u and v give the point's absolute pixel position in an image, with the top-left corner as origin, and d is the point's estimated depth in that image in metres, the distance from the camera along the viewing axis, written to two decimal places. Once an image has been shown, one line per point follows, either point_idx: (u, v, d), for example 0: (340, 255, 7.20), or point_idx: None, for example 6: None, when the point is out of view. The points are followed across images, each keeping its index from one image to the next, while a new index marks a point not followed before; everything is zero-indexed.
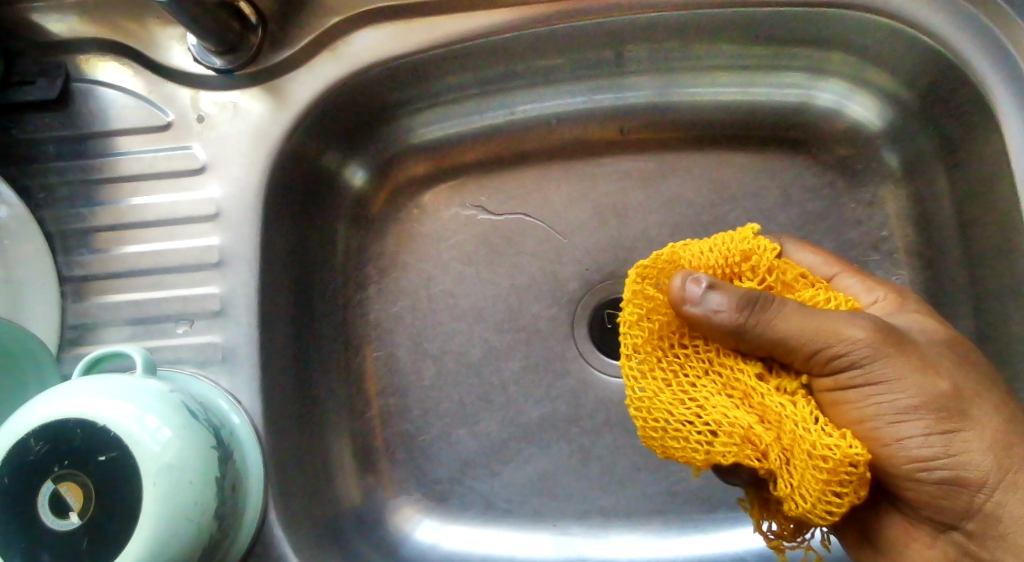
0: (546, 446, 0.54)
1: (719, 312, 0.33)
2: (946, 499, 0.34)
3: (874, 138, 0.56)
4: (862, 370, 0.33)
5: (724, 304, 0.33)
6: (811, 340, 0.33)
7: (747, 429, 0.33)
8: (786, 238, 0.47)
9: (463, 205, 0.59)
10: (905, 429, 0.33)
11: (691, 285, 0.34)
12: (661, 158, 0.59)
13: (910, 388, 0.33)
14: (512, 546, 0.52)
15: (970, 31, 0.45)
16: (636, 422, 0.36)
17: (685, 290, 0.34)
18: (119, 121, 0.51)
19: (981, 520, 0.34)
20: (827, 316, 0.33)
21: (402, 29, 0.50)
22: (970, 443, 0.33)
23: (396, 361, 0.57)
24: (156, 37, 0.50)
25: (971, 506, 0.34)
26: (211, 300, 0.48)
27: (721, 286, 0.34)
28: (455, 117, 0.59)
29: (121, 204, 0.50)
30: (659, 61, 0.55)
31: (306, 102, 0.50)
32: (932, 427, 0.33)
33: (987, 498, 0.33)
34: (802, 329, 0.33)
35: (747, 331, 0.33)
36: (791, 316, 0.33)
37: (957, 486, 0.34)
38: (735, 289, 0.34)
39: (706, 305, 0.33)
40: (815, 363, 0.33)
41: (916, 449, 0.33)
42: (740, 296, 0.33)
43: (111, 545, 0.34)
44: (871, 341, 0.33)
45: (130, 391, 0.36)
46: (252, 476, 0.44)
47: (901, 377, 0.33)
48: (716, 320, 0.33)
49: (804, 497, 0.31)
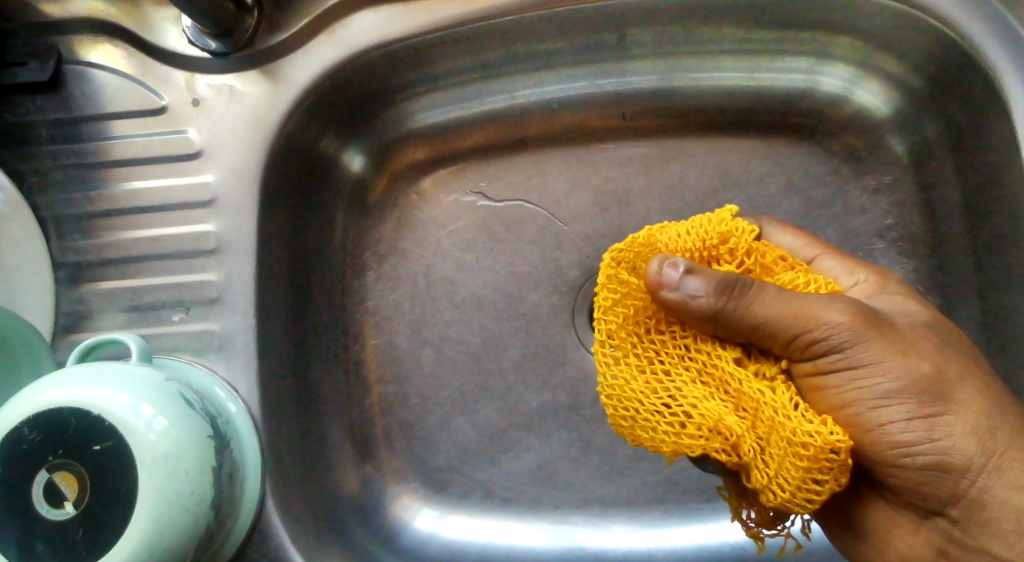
0: (546, 435, 0.53)
1: (697, 297, 0.32)
2: (931, 485, 0.34)
3: (880, 124, 0.55)
4: (844, 355, 0.33)
5: (702, 289, 0.32)
6: (793, 324, 0.32)
7: (722, 419, 0.32)
8: (765, 218, 0.47)
9: (463, 191, 0.59)
10: (887, 413, 0.32)
11: (668, 269, 0.33)
12: (663, 144, 0.58)
13: (891, 371, 0.33)
14: (511, 536, 0.52)
15: (982, 15, 0.44)
16: (609, 410, 0.36)
17: (662, 274, 0.33)
18: (113, 104, 0.50)
19: (966, 505, 0.34)
20: (806, 301, 0.33)
21: (401, 11, 0.49)
22: (952, 428, 0.33)
23: (394, 349, 0.56)
24: (150, 18, 0.49)
25: (955, 491, 0.34)
26: (207, 287, 0.48)
27: (698, 271, 0.33)
28: (453, 100, 0.58)
29: (117, 190, 0.49)
30: (663, 45, 0.54)
31: (301, 85, 0.49)
32: (914, 412, 0.33)
33: (972, 482, 0.33)
34: (781, 314, 0.32)
35: (726, 316, 0.32)
36: (770, 299, 0.32)
37: (942, 471, 0.33)
38: (714, 274, 0.33)
39: (684, 290, 0.33)
40: (796, 349, 0.33)
41: (899, 435, 0.32)
42: (719, 279, 0.33)
43: (105, 536, 0.33)
44: (851, 325, 0.33)
45: (125, 378, 0.35)
46: (248, 466, 0.44)
47: (884, 361, 0.33)
48: (694, 305, 0.32)
49: (782, 486, 0.31)
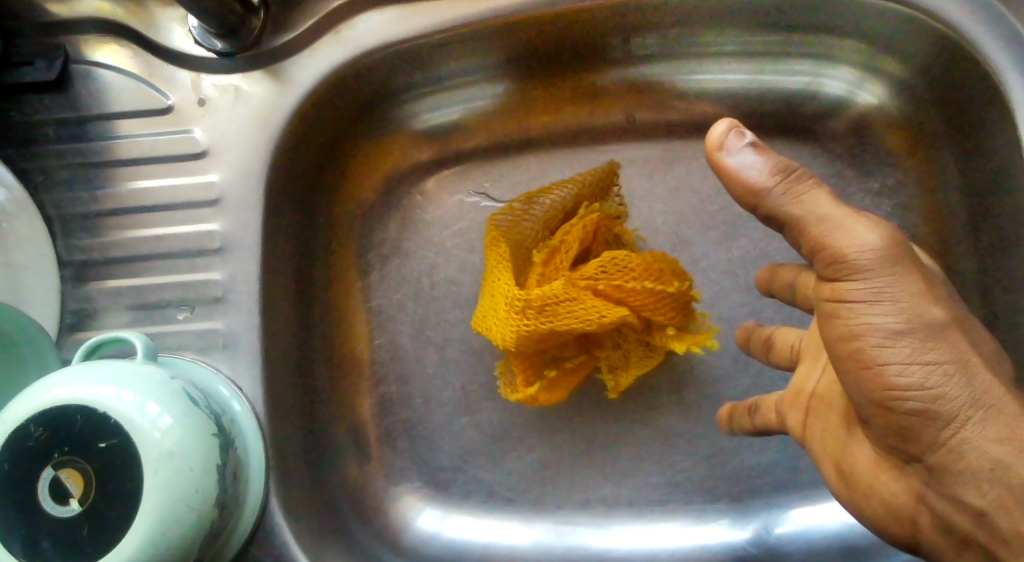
0: (549, 436, 0.54)
1: (750, 169, 0.33)
2: (911, 431, 0.30)
3: (883, 127, 0.56)
4: (858, 279, 0.30)
5: (758, 163, 0.33)
6: (819, 223, 0.31)
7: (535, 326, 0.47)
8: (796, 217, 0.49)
9: (466, 192, 0.59)
10: (889, 352, 0.29)
11: (733, 137, 0.34)
12: (667, 145, 0.59)
13: (903, 307, 0.29)
14: (515, 536, 0.52)
15: (985, 18, 0.44)
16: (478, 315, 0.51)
17: (724, 138, 0.34)
18: (118, 104, 0.50)
19: (943, 456, 0.29)
20: (850, 215, 0.31)
21: (407, 12, 0.49)
22: (952, 377, 0.28)
23: (399, 351, 0.56)
24: (157, 18, 0.49)
25: (935, 441, 0.29)
26: (212, 287, 0.48)
27: (762, 148, 0.34)
28: (458, 102, 0.58)
29: (122, 189, 0.50)
30: (668, 48, 0.55)
31: (308, 85, 0.49)
32: (917, 353, 0.29)
33: (955, 434, 0.28)
34: (817, 214, 0.31)
35: (764, 196, 0.33)
36: (818, 198, 0.32)
37: (926, 418, 0.29)
38: (778, 157, 0.34)
39: (739, 159, 0.34)
40: (819, 257, 0.32)
41: (894, 374, 0.29)
42: (780, 162, 0.33)
43: (111, 534, 0.33)
44: (880, 251, 0.30)
45: (131, 376, 0.35)
46: (253, 465, 0.44)
47: (898, 294, 0.29)
48: (745, 176, 0.33)
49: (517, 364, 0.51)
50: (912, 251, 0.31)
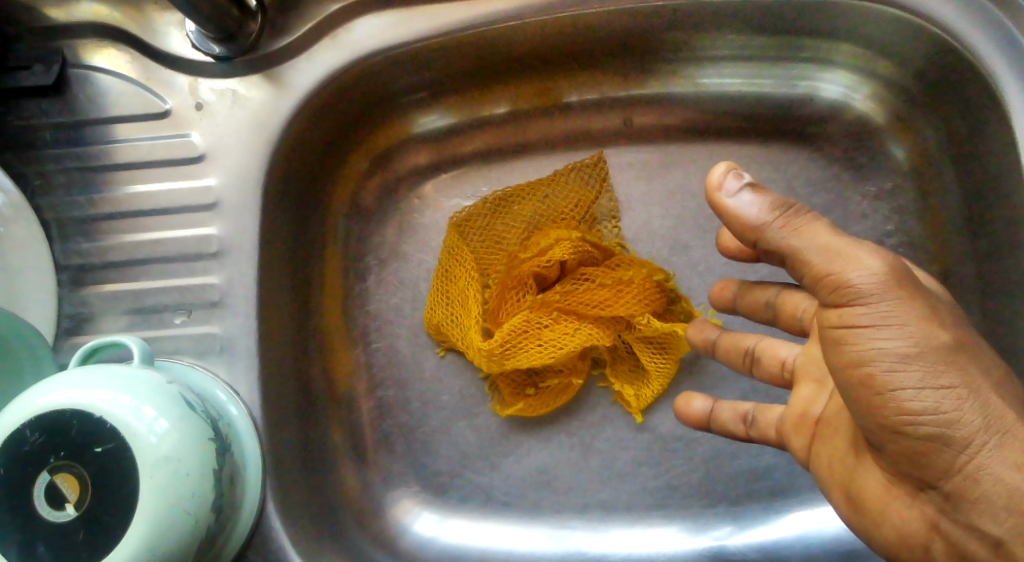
0: (546, 440, 0.54)
1: (749, 209, 0.34)
2: (926, 456, 0.30)
3: (879, 131, 0.56)
4: (864, 304, 0.30)
5: (756, 203, 0.34)
6: (823, 258, 0.31)
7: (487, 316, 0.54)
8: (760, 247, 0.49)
9: (464, 196, 0.60)
10: (898, 375, 0.29)
11: (731, 178, 0.35)
12: (665, 149, 0.59)
13: (912, 332, 0.29)
14: (512, 540, 0.52)
15: (981, 23, 0.44)
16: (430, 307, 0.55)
17: (723, 181, 0.35)
18: (116, 107, 0.50)
19: (959, 481, 0.29)
20: (852, 245, 0.31)
21: (404, 17, 0.49)
22: (963, 401, 0.29)
23: (396, 353, 0.57)
24: (154, 23, 0.49)
25: (951, 466, 0.29)
26: (209, 290, 0.48)
27: (760, 188, 0.34)
28: (456, 106, 0.58)
29: (120, 193, 0.50)
30: (666, 53, 0.55)
31: (305, 89, 0.49)
32: (928, 379, 0.29)
33: (971, 459, 0.28)
34: (816, 249, 0.31)
35: (765, 234, 0.33)
36: (816, 232, 0.32)
37: (940, 442, 0.29)
38: (776, 196, 0.34)
39: (738, 200, 0.34)
40: (822, 289, 0.31)
41: (905, 399, 0.29)
42: (778, 199, 0.33)
43: (107, 538, 0.33)
44: (885, 278, 0.29)
45: (127, 380, 0.35)
46: (249, 469, 0.44)
47: (906, 318, 0.29)
48: (743, 216, 0.34)
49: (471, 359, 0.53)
50: (915, 278, 0.31)
